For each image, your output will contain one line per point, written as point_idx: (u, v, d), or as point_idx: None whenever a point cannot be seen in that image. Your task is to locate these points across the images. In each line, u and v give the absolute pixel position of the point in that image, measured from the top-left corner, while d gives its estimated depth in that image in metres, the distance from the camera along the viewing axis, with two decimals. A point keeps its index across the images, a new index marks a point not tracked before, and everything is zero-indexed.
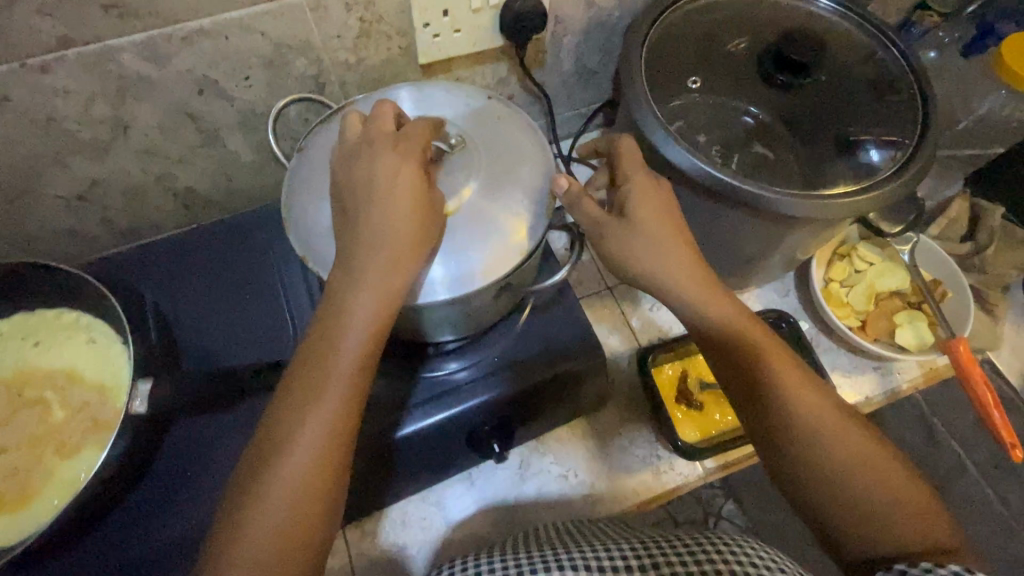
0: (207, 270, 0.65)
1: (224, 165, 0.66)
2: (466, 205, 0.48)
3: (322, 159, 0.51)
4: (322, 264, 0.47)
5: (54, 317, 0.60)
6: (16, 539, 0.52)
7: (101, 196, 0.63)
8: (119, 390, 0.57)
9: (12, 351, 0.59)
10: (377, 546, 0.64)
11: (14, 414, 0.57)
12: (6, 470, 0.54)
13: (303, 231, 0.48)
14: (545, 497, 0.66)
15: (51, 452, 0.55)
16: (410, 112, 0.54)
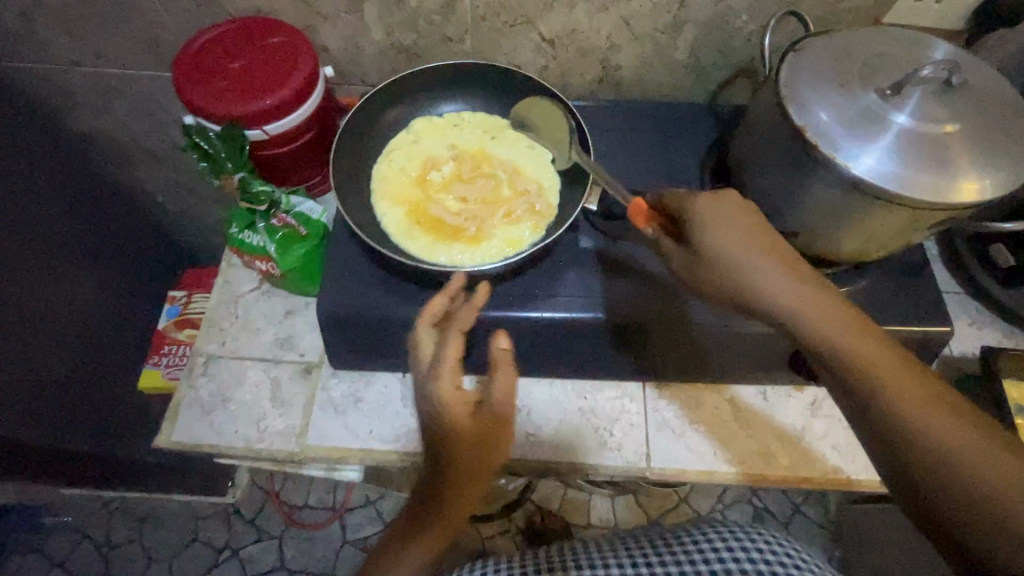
0: (620, 137, 0.80)
1: (661, 54, 0.78)
2: (941, 138, 0.55)
3: (831, 53, 0.60)
4: (802, 112, 0.58)
5: (480, 118, 0.74)
6: (461, 260, 0.64)
7: (562, 47, 0.77)
8: (551, 190, 0.70)
9: (432, 143, 0.72)
10: (668, 412, 0.72)
11: (472, 177, 0.70)
12: (462, 211, 0.67)
13: (794, 84, 0.59)
14: (831, 437, 0.71)
15: (499, 214, 0.67)
16: (935, 51, 0.58)
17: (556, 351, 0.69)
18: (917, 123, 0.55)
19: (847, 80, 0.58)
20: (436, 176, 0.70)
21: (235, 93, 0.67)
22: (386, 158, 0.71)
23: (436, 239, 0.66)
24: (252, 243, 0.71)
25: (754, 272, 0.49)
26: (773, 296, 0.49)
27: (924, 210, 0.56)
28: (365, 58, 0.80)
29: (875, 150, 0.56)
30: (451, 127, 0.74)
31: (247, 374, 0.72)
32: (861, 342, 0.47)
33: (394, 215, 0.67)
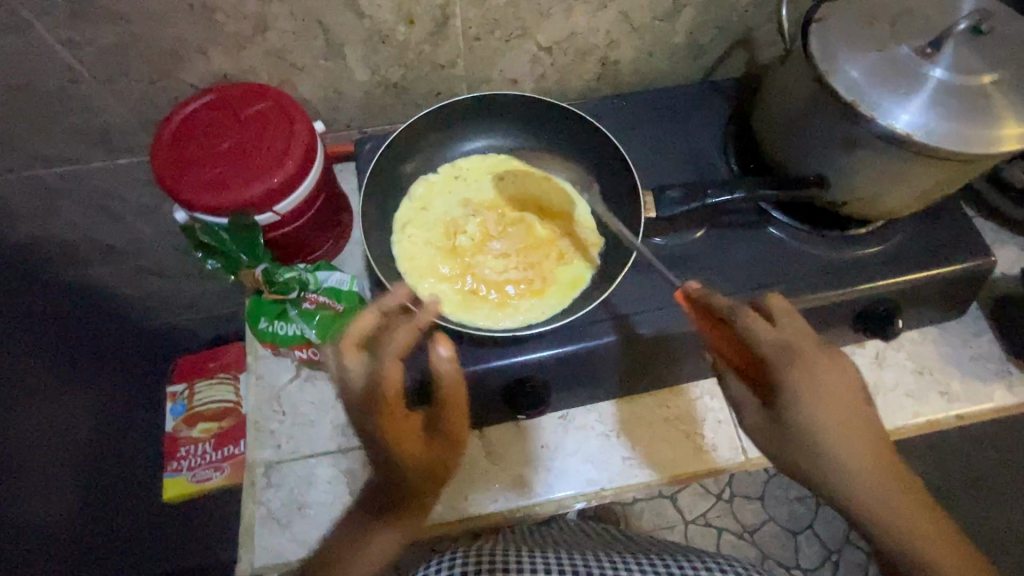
0: (635, 133, 0.77)
1: (660, 40, 0.75)
2: (981, 89, 0.55)
3: (855, 16, 0.59)
4: (842, 81, 0.57)
5: (480, 162, 0.70)
6: (530, 321, 0.61)
7: (560, 52, 0.73)
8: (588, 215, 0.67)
9: (443, 205, 0.67)
10: None
11: (503, 227, 0.66)
12: (510, 265, 0.64)
13: (828, 54, 0.58)
14: (902, 386, 0.73)
15: (548, 259, 0.64)
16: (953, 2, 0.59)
17: (638, 369, 0.66)
18: (958, 78, 0.55)
19: (879, 42, 0.57)
20: (465, 239, 0.65)
21: (234, 177, 0.59)
22: (405, 227, 0.66)
23: (497, 306, 0.62)
24: (288, 333, 0.64)
25: (839, 455, 0.49)
26: (847, 477, 0.49)
27: (973, 161, 0.56)
28: (351, 103, 0.73)
29: (923, 110, 0.55)
30: (454, 180, 0.69)
31: (317, 472, 0.66)
32: (907, 506, 0.49)
33: (441, 293, 0.62)
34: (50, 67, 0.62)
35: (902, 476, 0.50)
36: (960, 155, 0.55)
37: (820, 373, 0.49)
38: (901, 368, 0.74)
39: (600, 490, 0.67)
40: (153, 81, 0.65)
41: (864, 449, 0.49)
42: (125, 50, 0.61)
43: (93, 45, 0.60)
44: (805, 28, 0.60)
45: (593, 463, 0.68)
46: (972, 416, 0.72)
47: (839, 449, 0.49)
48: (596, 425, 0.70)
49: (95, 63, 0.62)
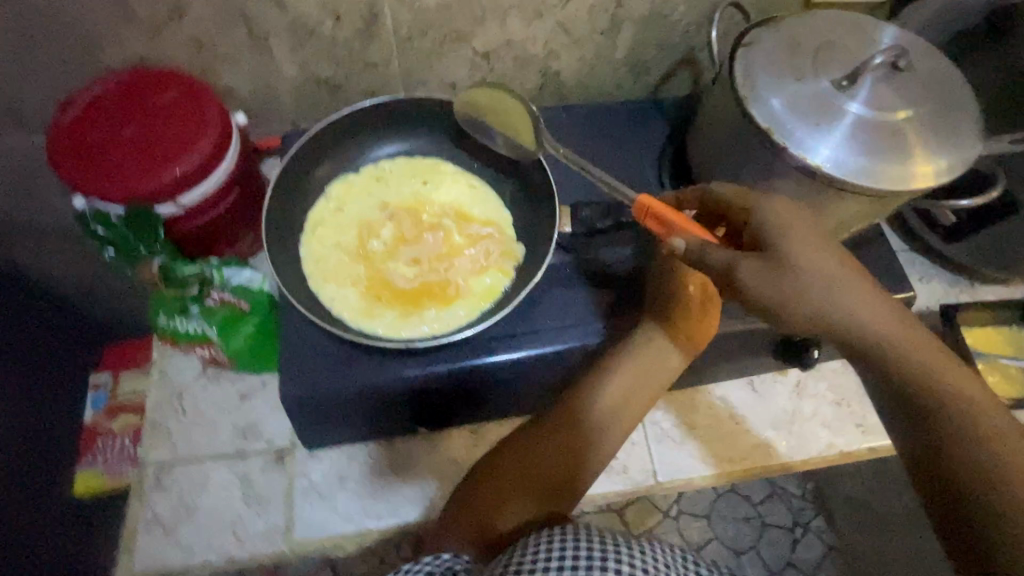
0: (574, 147, 0.76)
1: (601, 55, 0.74)
2: (895, 124, 0.55)
3: (778, 45, 0.59)
4: (761, 108, 0.57)
5: (408, 164, 0.68)
6: (435, 329, 0.59)
7: (498, 59, 0.72)
8: (509, 225, 0.66)
9: (364, 203, 0.66)
10: (667, 422, 0.71)
11: (419, 232, 0.64)
12: (420, 270, 0.62)
13: (749, 81, 0.58)
14: (820, 416, 0.73)
15: (462, 267, 0.62)
16: (875, 35, 0.58)
17: (550, 385, 0.65)
18: (873, 112, 0.55)
19: (799, 72, 0.57)
20: (378, 243, 0.63)
21: (134, 166, 0.56)
22: (318, 226, 0.64)
23: (400, 313, 0.60)
24: (187, 330, 0.61)
25: (837, 291, 0.46)
26: (841, 303, 0.46)
27: (886, 197, 0.57)
28: (280, 97, 0.71)
29: (837, 144, 0.55)
30: (375, 182, 0.67)
31: (211, 477, 0.63)
32: (897, 324, 0.46)
33: (346, 297, 0.61)
34: None
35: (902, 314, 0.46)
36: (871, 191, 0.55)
37: (797, 213, 0.49)
38: (820, 398, 0.74)
39: None
40: (64, 60, 0.62)
41: (854, 292, 0.46)
42: (31, 27, 0.58)
43: None
44: (733, 52, 0.60)
45: None
46: (885, 450, 0.72)
47: (824, 270, 0.46)
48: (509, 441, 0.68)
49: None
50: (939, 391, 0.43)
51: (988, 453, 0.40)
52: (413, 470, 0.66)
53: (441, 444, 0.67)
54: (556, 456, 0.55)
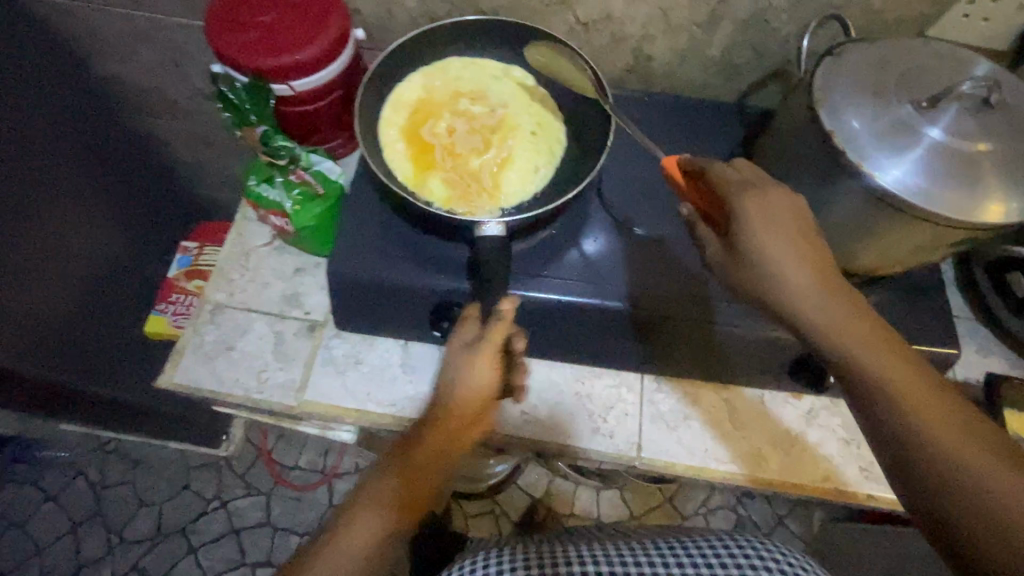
0: (647, 130, 0.80)
1: (694, 48, 0.77)
2: (971, 154, 0.54)
3: (867, 59, 0.59)
4: (831, 116, 0.57)
5: (551, 113, 0.74)
6: (394, 169, 0.69)
7: (596, 31, 0.76)
8: (502, 199, 0.68)
9: (501, 84, 0.75)
10: (665, 406, 0.72)
11: (476, 130, 0.71)
12: (446, 137, 0.71)
13: (826, 90, 0.59)
14: (822, 448, 0.71)
15: (447, 166, 0.69)
16: (972, 66, 0.57)
17: (560, 329, 0.69)
18: (948, 140, 0.55)
19: (880, 89, 0.57)
20: (463, 104, 0.73)
21: (265, 45, 0.67)
22: (457, 61, 0.75)
23: (396, 127, 0.71)
24: (268, 197, 0.71)
25: (805, 303, 0.49)
26: (807, 316, 0.49)
27: (943, 228, 0.56)
28: (397, 26, 0.80)
29: (904, 162, 0.55)
30: (526, 98, 0.74)
31: (253, 327, 0.72)
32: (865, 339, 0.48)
33: (400, 90, 0.73)
34: None
35: (861, 312, 0.49)
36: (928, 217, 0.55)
37: (774, 207, 0.51)
38: (827, 430, 0.72)
39: (489, 432, 0.69)
40: None
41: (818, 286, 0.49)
42: None
43: None
44: (818, 59, 0.61)
45: (494, 406, 0.71)
46: (884, 501, 0.69)
47: (793, 285, 0.49)
48: None
49: None
50: (897, 393, 0.46)
51: (945, 465, 0.43)
52: (418, 373, 0.71)
53: None
54: (418, 481, 0.53)
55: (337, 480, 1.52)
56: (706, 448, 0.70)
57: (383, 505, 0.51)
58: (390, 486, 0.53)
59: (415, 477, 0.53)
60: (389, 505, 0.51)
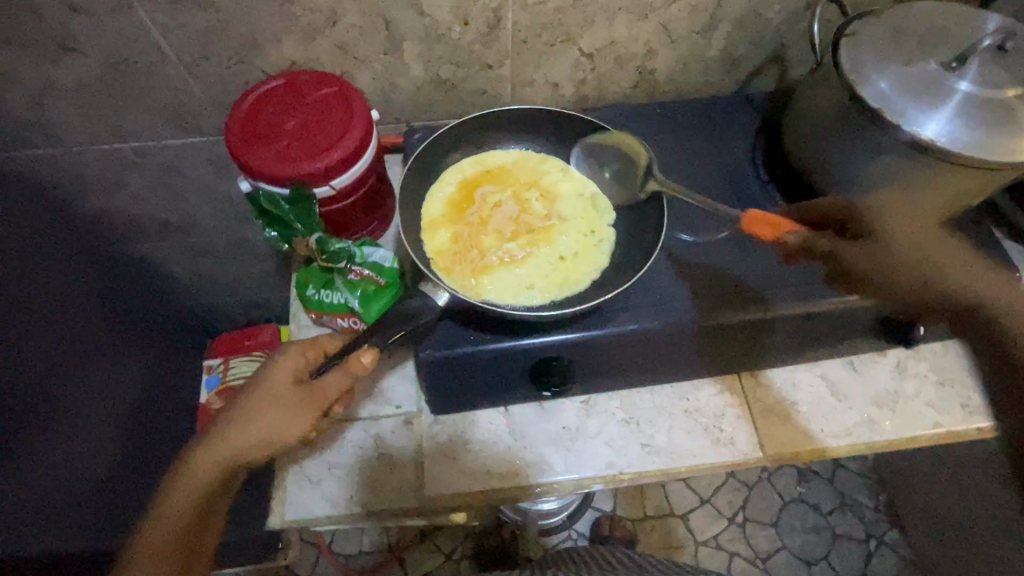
0: (670, 138, 0.81)
1: (694, 53, 0.79)
2: (1009, 98, 0.57)
3: (881, 34, 0.63)
4: (871, 91, 0.60)
5: (600, 250, 0.70)
6: (424, 206, 0.72)
7: (601, 58, 0.78)
8: (478, 288, 0.66)
9: (576, 200, 0.73)
10: (770, 397, 0.74)
11: (519, 215, 0.71)
12: (488, 199, 0.72)
13: (857, 69, 0.61)
14: (924, 395, 0.74)
15: (462, 227, 0.70)
16: (975, 23, 0.62)
17: (659, 354, 0.69)
18: (984, 90, 0.58)
19: (905, 59, 0.60)
20: (532, 193, 0.73)
21: (296, 152, 0.64)
22: (553, 160, 0.76)
23: (462, 173, 0.74)
24: (332, 301, 0.69)
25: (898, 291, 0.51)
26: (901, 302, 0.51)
27: (1002, 169, 0.58)
28: (403, 97, 0.79)
29: (952, 118, 0.57)
30: (586, 219, 0.72)
31: (347, 436, 0.70)
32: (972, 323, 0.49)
33: (493, 151, 0.76)
34: (143, 49, 0.69)
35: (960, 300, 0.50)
36: (991, 161, 0.56)
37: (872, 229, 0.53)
38: (921, 378, 0.75)
39: (618, 474, 0.69)
40: (231, 67, 0.72)
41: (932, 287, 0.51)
42: (210, 35, 0.68)
43: (182, 30, 0.67)
44: (834, 42, 0.64)
45: (614, 447, 0.70)
46: (995, 429, 0.72)
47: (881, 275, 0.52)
48: (616, 411, 0.72)
49: (182, 46, 0.69)
50: None
51: None
52: (531, 436, 0.71)
53: (555, 412, 0.72)
54: (194, 501, 0.64)
55: (407, 554, 1.42)
56: (821, 427, 0.72)
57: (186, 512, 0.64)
58: (183, 504, 0.64)
59: (189, 493, 0.64)
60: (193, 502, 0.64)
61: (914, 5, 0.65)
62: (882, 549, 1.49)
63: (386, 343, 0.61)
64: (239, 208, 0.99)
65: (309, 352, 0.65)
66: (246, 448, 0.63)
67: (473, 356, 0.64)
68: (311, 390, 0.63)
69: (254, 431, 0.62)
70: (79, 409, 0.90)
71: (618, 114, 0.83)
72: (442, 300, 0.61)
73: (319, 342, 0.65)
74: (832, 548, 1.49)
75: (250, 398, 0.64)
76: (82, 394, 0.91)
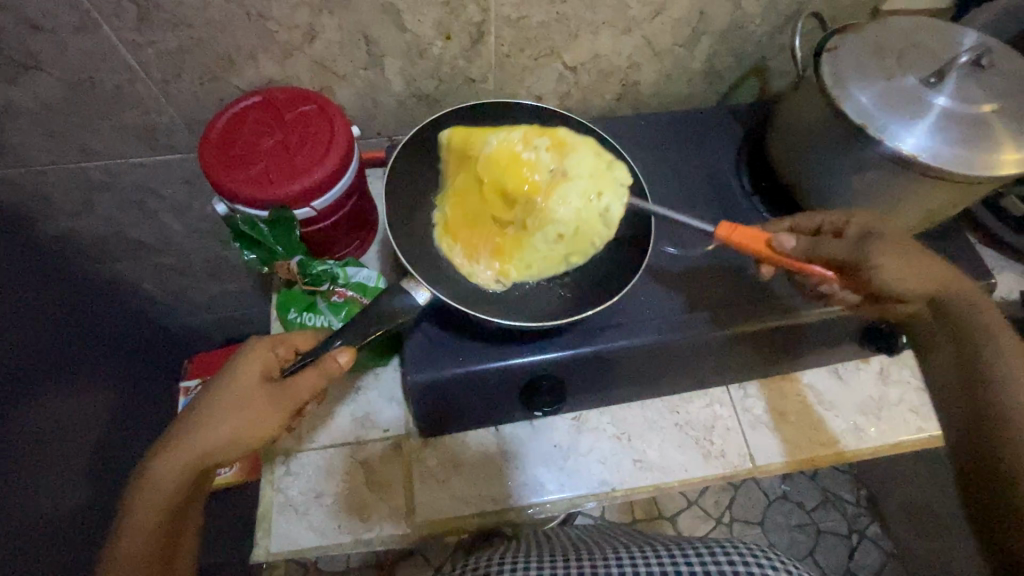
0: (656, 149, 0.81)
1: (678, 65, 0.79)
2: (983, 115, 0.58)
3: (862, 49, 0.63)
4: (854, 106, 0.60)
5: (603, 219, 0.67)
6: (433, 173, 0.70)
7: (585, 71, 0.77)
8: (479, 272, 0.66)
9: (586, 159, 0.68)
10: (759, 408, 0.74)
11: (526, 172, 0.66)
12: (499, 152, 0.66)
13: (840, 83, 0.62)
14: (907, 402, 0.75)
15: (471, 193, 0.67)
16: (950, 40, 0.63)
17: (649, 370, 0.69)
18: (961, 106, 0.58)
19: (885, 74, 0.61)
20: (542, 141, 0.68)
21: (275, 173, 0.62)
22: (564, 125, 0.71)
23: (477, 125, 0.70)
24: (314, 324, 0.67)
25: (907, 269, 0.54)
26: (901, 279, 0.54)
27: (976, 183, 0.59)
28: (384, 112, 0.77)
29: (932, 132, 0.58)
30: (595, 183, 0.67)
31: (333, 463, 0.68)
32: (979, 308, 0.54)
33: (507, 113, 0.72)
34: (111, 67, 0.66)
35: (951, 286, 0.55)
36: (969, 176, 0.57)
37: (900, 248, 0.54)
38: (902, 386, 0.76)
39: (612, 490, 0.69)
40: (205, 83, 0.69)
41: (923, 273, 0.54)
42: (182, 52, 0.65)
43: (152, 47, 0.64)
44: (816, 57, 0.65)
45: (606, 464, 0.70)
46: None
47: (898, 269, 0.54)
48: (608, 427, 0.72)
49: (153, 64, 0.66)
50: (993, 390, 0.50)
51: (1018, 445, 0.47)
52: (524, 456, 0.70)
53: (546, 431, 0.71)
54: (158, 528, 0.55)
55: (397, 568, 1.39)
56: (809, 436, 0.72)
57: (149, 524, 0.54)
58: (140, 534, 0.54)
59: (148, 517, 0.54)
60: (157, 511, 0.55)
61: (891, 22, 0.66)
62: (865, 543, 1.53)
63: (364, 339, 0.59)
64: (215, 225, 0.96)
65: (280, 349, 0.60)
66: (212, 450, 0.56)
67: (446, 376, 0.63)
68: (289, 383, 0.57)
69: (228, 426, 0.56)
70: (46, 440, 0.86)
71: (602, 126, 0.82)
72: (422, 297, 0.60)
73: (290, 337, 0.61)
74: (818, 545, 1.51)
75: (220, 392, 0.57)
76: (49, 423, 0.87)
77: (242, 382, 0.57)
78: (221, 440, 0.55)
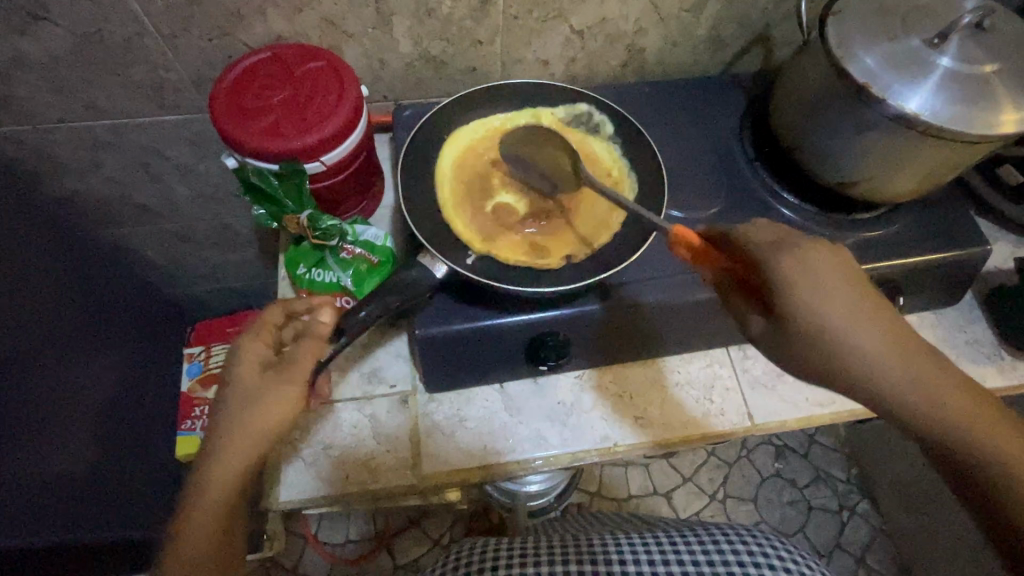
0: (661, 115, 0.81)
1: (684, 32, 0.80)
2: (983, 77, 0.59)
3: (867, 12, 0.64)
4: (858, 66, 0.61)
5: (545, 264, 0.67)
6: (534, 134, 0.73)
7: (591, 35, 0.78)
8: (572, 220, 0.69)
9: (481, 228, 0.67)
10: (758, 369, 0.75)
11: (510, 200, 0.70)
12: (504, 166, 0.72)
13: (845, 45, 0.63)
14: None
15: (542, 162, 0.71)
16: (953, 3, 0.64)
17: (652, 328, 0.70)
18: (962, 67, 0.60)
19: (889, 36, 0.62)
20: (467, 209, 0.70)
21: (286, 125, 0.63)
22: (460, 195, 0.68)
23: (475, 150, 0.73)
24: (325, 279, 0.68)
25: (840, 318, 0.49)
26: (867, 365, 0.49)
27: (976, 143, 0.60)
28: (391, 74, 0.78)
29: (932, 92, 0.59)
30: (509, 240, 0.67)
31: (341, 416, 0.69)
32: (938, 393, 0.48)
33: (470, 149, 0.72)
34: (120, 19, 0.66)
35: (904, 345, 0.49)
36: (968, 135, 0.58)
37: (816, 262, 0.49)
38: None
39: (613, 446, 0.70)
40: (213, 38, 0.69)
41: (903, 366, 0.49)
42: (192, 5, 0.65)
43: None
44: (822, 20, 0.66)
45: (608, 421, 0.71)
46: None
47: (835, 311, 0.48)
48: (610, 385, 0.74)
49: (161, 17, 0.66)
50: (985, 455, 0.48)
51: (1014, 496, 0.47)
52: (527, 411, 0.71)
53: (549, 388, 0.73)
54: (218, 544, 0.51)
55: (395, 540, 1.40)
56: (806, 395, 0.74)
57: (207, 542, 0.51)
58: (203, 550, 0.51)
59: (206, 534, 0.51)
60: (213, 529, 0.51)
61: None
62: (855, 519, 1.55)
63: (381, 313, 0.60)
64: (218, 190, 0.96)
65: (266, 330, 0.57)
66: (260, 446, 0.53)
67: (454, 333, 0.64)
68: (295, 350, 0.55)
69: (268, 416, 0.53)
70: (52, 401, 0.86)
71: (607, 91, 0.83)
72: (439, 272, 0.61)
73: (263, 318, 0.57)
74: (809, 520, 1.54)
75: (234, 387, 0.54)
76: (55, 382, 0.87)
77: (255, 370, 0.54)
78: (259, 430, 0.52)
